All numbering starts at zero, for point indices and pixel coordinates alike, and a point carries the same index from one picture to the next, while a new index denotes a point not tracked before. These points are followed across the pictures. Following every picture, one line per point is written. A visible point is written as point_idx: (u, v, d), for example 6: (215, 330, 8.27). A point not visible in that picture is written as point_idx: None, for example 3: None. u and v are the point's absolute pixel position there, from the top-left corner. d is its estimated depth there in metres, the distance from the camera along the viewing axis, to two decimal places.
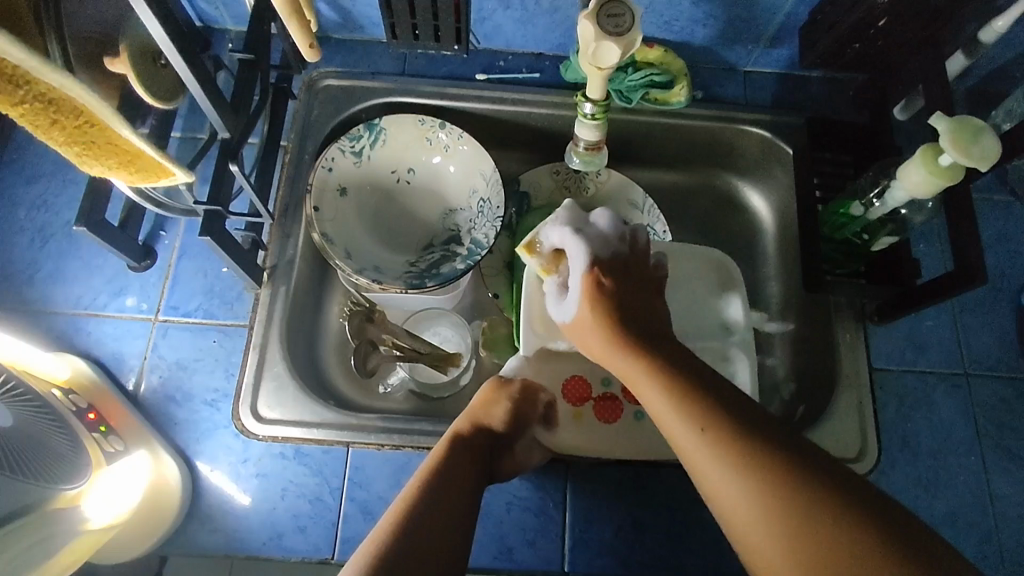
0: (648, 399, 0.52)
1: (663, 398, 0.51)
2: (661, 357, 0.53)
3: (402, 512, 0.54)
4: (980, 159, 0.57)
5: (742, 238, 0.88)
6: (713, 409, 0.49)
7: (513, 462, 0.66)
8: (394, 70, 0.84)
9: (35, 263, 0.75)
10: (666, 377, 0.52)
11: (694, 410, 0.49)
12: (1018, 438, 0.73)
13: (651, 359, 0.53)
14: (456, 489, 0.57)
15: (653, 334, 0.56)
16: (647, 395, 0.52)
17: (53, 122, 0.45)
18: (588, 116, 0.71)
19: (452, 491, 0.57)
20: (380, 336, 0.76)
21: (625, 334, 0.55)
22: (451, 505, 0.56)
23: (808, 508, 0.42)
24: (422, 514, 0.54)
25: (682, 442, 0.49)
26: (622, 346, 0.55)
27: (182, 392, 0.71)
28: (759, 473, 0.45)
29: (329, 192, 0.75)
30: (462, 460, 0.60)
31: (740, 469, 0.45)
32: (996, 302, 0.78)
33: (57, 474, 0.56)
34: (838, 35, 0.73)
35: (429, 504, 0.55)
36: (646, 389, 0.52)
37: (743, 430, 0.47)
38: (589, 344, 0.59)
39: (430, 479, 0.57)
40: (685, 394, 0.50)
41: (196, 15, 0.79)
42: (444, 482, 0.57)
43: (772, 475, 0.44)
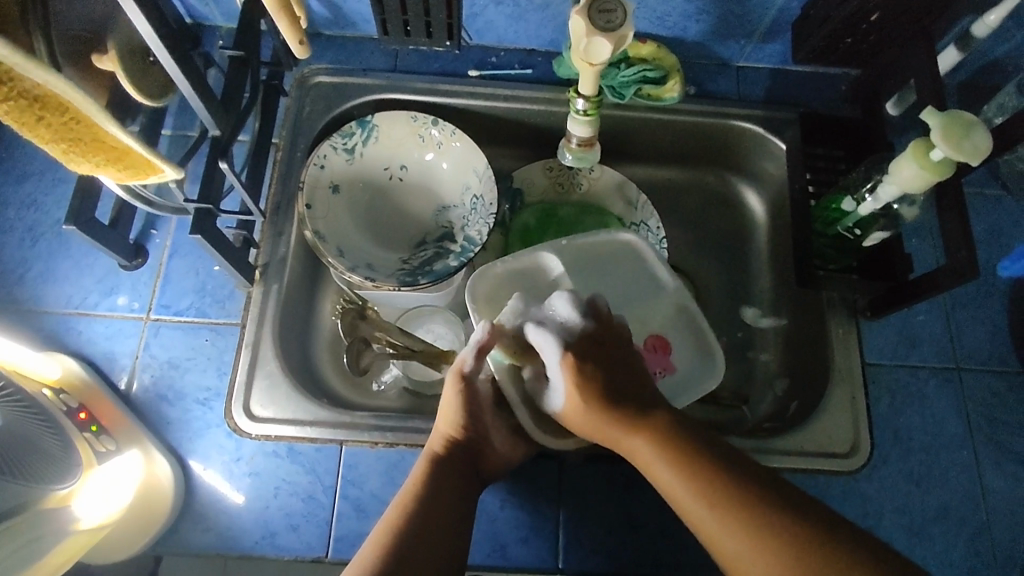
0: (643, 455, 0.54)
1: (660, 457, 0.53)
2: (653, 430, 0.54)
3: (392, 534, 0.53)
4: (971, 154, 0.57)
5: (735, 233, 0.88)
6: (714, 465, 0.51)
7: (498, 456, 0.64)
8: (386, 66, 0.83)
9: (25, 262, 0.74)
10: (664, 436, 0.53)
11: (693, 469, 0.51)
12: (1010, 431, 0.73)
13: (643, 421, 0.54)
14: (442, 499, 0.57)
15: (641, 391, 0.57)
16: (643, 453, 0.54)
17: (39, 119, 0.45)
18: (580, 113, 0.71)
19: (433, 516, 0.55)
20: (373, 334, 0.76)
21: (616, 407, 0.55)
22: (431, 532, 0.54)
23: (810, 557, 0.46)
24: (402, 547, 0.52)
25: (684, 498, 0.51)
26: (611, 416, 0.55)
27: (174, 391, 0.71)
28: (765, 527, 0.48)
29: (321, 190, 0.75)
30: (445, 469, 0.59)
31: (748, 523, 0.48)
32: (988, 296, 0.78)
33: (46, 474, 0.57)
34: (830, 29, 0.73)
35: (413, 533, 0.53)
36: (641, 446, 0.54)
37: (744, 487, 0.50)
38: (583, 430, 0.59)
39: (409, 506, 0.55)
40: (684, 454, 0.52)
41: (187, 11, 0.79)
42: (431, 496, 0.56)
43: (777, 524, 0.48)
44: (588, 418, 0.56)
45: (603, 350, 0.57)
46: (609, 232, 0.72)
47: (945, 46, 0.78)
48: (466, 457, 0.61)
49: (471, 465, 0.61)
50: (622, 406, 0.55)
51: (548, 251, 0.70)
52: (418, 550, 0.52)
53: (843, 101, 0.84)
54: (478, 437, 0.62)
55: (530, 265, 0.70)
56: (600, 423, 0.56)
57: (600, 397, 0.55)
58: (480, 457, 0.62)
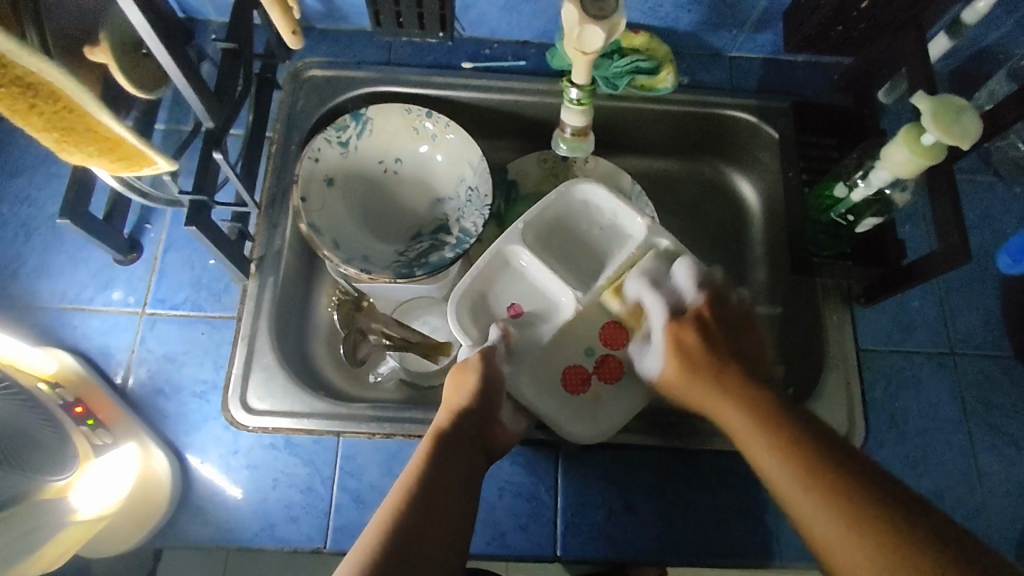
0: (728, 418, 0.57)
1: (742, 416, 0.56)
2: (741, 393, 0.57)
3: (398, 507, 0.53)
4: (962, 137, 0.57)
5: (730, 223, 0.88)
6: (789, 425, 0.53)
7: (506, 434, 0.65)
8: (379, 59, 0.83)
9: (19, 258, 0.74)
10: (748, 397, 0.57)
11: (767, 425, 0.54)
12: (1004, 414, 0.74)
13: (733, 386, 0.58)
14: (449, 475, 0.57)
15: (734, 362, 0.61)
16: (731, 415, 0.57)
17: (31, 107, 0.45)
18: (573, 102, 0.72)
19: (441, 485, 0.56)
20: (370, 325, 0.75)
21: (707, 367, 0.60)
22: (440, 500, 0.55)
23: (871, 509, 0.46)
24: (415, 512, 0.53)
25: (757, 452, 0.53)
26: (705, 377, 0.60)
27: (171, 384, 0.71)
28: (832, 480, 0.48)
29: (316, 183, 0.75)
30: (454, 444, 0.59)
31: (808, 467, 0.49)
32: (982, 280, 0.79)
33: (42, 464, 0.57)
34: (822, 17, 0.74)
35: (421, 502, 0.54)
36: (728, 408, 0.57)
37: (832, 449, 0.50)
38: (679, 398, 0.64)
39: (419, 476, 0.56)
40: (765, 414, 0.54)
41: (179, 6, 0.78)
42: (438, 465, 0.57)
43: (847, 488, 0.47)
44: (684, 381, 0.62)
45: (705, 326, 0.63)
46: (558, 192, 0.72)
47: (935, 34, 0.78)
48: (476, 433, 0.61)
49: (480, 443, 0.61)
50: (714, 370, 0.60)
51: (512, 242, 0.70)
52: (423, 525, 0.52)
53: (836, 89, 0.84)
54: (488, 411, 0.62)
55: (499, 261, 0.71)
56: (694, 385, 0.61)
57: (694, 363, 0.61)
58: (489, 435, 0.63)
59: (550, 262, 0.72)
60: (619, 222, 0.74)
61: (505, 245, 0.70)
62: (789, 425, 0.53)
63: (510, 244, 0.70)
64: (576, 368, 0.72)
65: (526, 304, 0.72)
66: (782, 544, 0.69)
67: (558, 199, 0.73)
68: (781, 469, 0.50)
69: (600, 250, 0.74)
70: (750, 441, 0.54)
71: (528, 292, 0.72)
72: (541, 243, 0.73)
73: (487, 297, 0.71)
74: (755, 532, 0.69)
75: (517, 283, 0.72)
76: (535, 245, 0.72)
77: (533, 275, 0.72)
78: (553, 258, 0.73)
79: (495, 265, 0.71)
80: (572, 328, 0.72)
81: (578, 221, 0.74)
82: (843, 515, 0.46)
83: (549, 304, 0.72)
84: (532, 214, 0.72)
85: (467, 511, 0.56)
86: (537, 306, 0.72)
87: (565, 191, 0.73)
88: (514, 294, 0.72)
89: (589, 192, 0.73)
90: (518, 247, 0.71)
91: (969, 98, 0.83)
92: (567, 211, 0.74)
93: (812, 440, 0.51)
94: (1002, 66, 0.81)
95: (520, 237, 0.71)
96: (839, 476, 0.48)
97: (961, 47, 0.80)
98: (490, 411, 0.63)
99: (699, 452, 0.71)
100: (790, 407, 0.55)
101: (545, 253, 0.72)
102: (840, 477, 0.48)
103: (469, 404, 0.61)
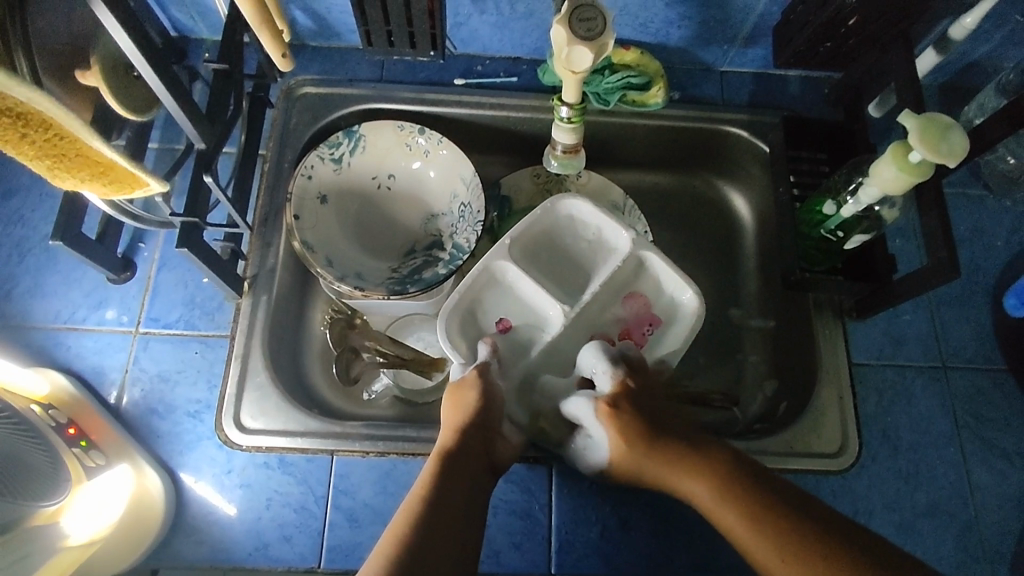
0: (713, 508, 0.55)
1: (724, 503, 0.55)
2: (701, 462, 0.57)
3: (405, 527, 0.53)
4: (947, 155, 0.58)
5: (722, 236, 0.88)
6: (781, 512, 0.53)
7: (509, 445, 0.64)
8: (372, 76, 0.84)
9: (12, 278, 0.74)
10: (719, 477, 0.56)
11: (752, 509, 0.54)
12: (997, 428, 0.74)
13: (696, 459, 0.57)
14: (455, 492, 0.57)
15: (687, 435, 0.60)
16: (702, 495, 0.56)
17: (22, 136, 0.45)
18: (564, 120, 0.72)
19: (447, 505, 0.55)
20: (363, 343, 0.78)
21: (663, 444, 0.58)
22: (446, 522, 0.55)
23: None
24: (421, 533, 0.53)
25: (754, 545, 0.52)
26: (663, 453, 0.58)
27: (164, 404, 0.71)
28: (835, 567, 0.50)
29: (309, 201, 0.75)
30: (459, 459, 0.59)
31: (811, 558, 0.50)
32: (973, 295, 0.79)
33: (37, 491, 0.58)
34: (811, 33, 0.74)
35: (427, 524, 0.54)
36: (698, 488, 0.56)
37: (803, 525, 0.52)
38: (635, 476, 0.61)
39: (424, 498, 0.55)
40: (748, 498, 0.54)
41: (172, 25, 0.79)
42: (443, 487, 0.57)
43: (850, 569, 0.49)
44: (637, 458, 0.59)
45: (638, 399, 0.61)
46: (543, 208, 0.72)
47: (924, 49, 0.79)
48: (481, 446, 0.61)
49: (485, 457, 0.61)
50: (675, 445, 0.58)
51: (501, 256, 0.70)
52: (429, 544, 0.53)
53: (826, 104, 0.85)
54: (491, 424, 0.62)
55: (486, 277, 0.71)
56: (654, 462, 0.59)
57: (651, 442, 0.59)
58: (493, 448, 0.63)
59: (538, 278, 0.71)
60: (603, 236, 0.73)
61: (492, 262, 0.70)
62: (778, 511, 0.53)
63: (498, 260, 0.70)
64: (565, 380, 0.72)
65: (514, 318, 0.72)
66: None
67: (544, 215, 0.73)
68: (783, 568, 0.51)
69: (587, 264, 0.74)
70: (740, 528, 0.54)
71: (518, 305, 0.72)
72: (529, 257, 0.73)
73: (477, 311, 0.71)
74: None
75: (505, 297, 0.72)
76: (522, 260, 0.72)
77: (520, 289, 0.72)
78: (540, 272, 0.73)
79: (482, 281, 0.71)
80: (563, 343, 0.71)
81: (564, 235, 0.74)
82: None
83: (539, 315, 0.72)
84: (518, 230, 0.71)
85: (473, 531, 0.56)
86: (526, 322, 0.72)
87: (552, 207, 0.72)
88: (502, 309, 0.72)
89: (572, 207, 0.73)
90: (505, 263, 0.70)
91: (958, 113, 0.84)
92: (551, 226, 0.74)
93: (804, 520, 0.53)
94: (991, 79, 0.81)
95: (507, 252, 0.71)
96: (832, 561, 0.50)
97: (949, 62, 0.81)
98: (493, 424, 0.62)
99: None
100: (773, 485, 0.56)
101: (533, 268, 0.72)
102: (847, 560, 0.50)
103: (473, 420, 0.61)
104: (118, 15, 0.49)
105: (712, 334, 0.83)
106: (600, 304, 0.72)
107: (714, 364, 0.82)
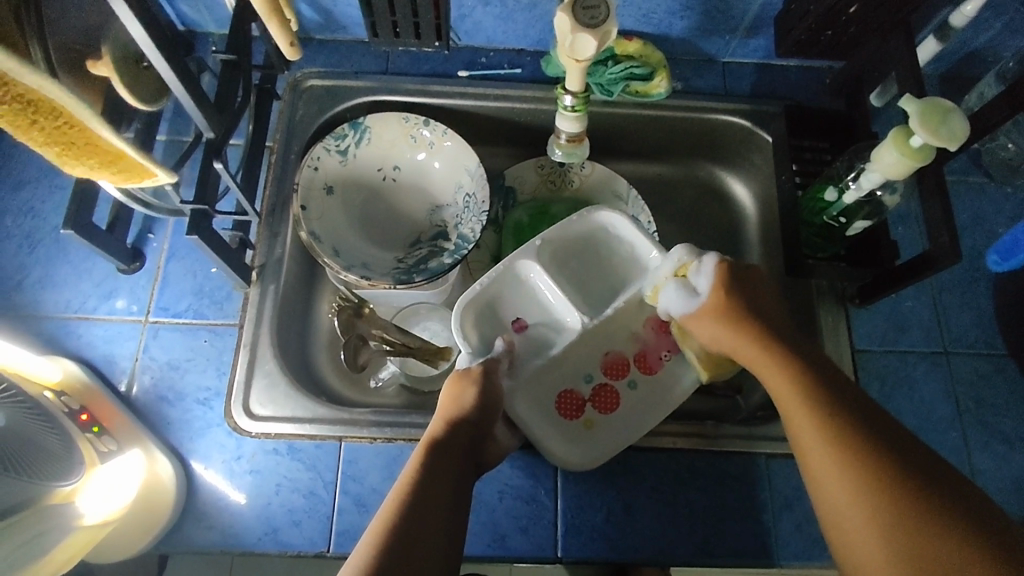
0: (777, 386, 0.58)
1: (788, 383, 0.57)
2: (771, 333, 0.61)
3: (394, 513, 0.54)
4: (949, 139, 0.58)
5: (725, 226, 0.89)
6: (824, 384, 0.56)
7: (495, 446, 0.66)
8: (377, 68, 0.85)
9: (23, 268, 0.75)
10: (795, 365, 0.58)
11: (798, 373, 0.57)
12: (999, 413, 0.75)
13: (767, 331, 0.61)
14: (444, 485, 0.58)
15: (771, 317, 0.63)
16: (773, 377, 0.58)
17: (33, 123, 0.46)
18: (568, 108, 0.73)
19: (434, 497, 0.56)
20: (370, 332, 0.77)
21: (739, 312, 0.62)
22: (434, 512, 0.55)
23: (899, 490, 0.49)
24: (409, 521, 0.53)
25: (800, 418, 0.55)
26: (737, 319, 0.62)
27: (174, 391, 0.72)
28: (853, 436, 0.52)
29: (316, 191, 0.76)
30: (446, 452, 0.60)
31: (835, 427, 0.53)
32: (974, 281, 0.79)
33: (53, 471, 0.58)
34: (812, 22, 0.74)
35: (414, 510, 0.54)
36: (752, 349, 0.61)
37: (834, 394, 0.55)
38: (710, 338, 0.65)
39: (412, 486, 0.56)
40: (815, 385, 0.56)
41: (179, 19, 0.80)
42: (430, 478, 0.57)
43: (876, 451, 0.51)
44: (728, 331, 0.63)
45: (746, 287, 0.64)
46: (580, 215, 0.73)
47: (924, 38, 0.79)
48: (469, 445, 0.62)
49: (472, 453, 0.62)
50: (753, 318, 0.62)
51: (525, 255, 0.71)
52: (416, 531, 0.53)
53: (827, 93, 0.85)
54: (484, 423, 0.63)
55: (511, 274, 0.72)
56: (746, 341, 0.62)
57: (748, 326, 0.62)
58: (481, 448, 0.64)
59: (562, 283, 0.72)
60: (635, 256, 0.74)
61: (518, 260, 0.71)
62: (831, 393, 0.55)
63: (523, 258, 0.71)
64: (571, 392, 0.72)
65: (531, 320, 0.72)
66: (783, 544, 0.69)
67: (578, 225, 0.73)
68: (804, 418, 0.54)
69: (615, 280, 0.74)
70: (781, 385, 0.58)
71: (536, 311, 0.73)
72: (556, 262, 0.73)
73: (496, 307, 0.72)
74: (753, 531, 0.70)
75: (526, 299, 0.73)
76: (549, 264, 0.73)
77: (543, 293, 0.73)
78: (567, 280, 0.73)
79: (507, 278, 0.72)
80: (572, 353, 0.72)
81: (596, 251, 0.75)
82: (850, 460, 0.51)
83: (555, 322, 0.73)
84: (551, 232, 0.73)
85: (462, 522, 0.57)
86: (540, 333, 0.72)
87: (588, 217, 0.73)
88: (521, 309, 0.72)
89: (606, 223, 0.74)
90: (531, 263, 0.71)
91: (959, 101, 0.84)
92: (586, 235, 0.74)
93: (861, 420, 0.53)
94: (992, 68, 0.82)
95: (535, 253, 0.72)
96: (849, 424, 0.53)
97: (950, 51, 0.81)
98: (485, 424, 0.63)
99: (695, 452, 0.72)
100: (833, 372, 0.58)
101: (559, 275, 0.73)
102: (882, 458, 0.50)
103: (465, 415, 0.62)
104: (129, 2, 0.50)
105: None
106: (616, 324, 0.73)
107: None
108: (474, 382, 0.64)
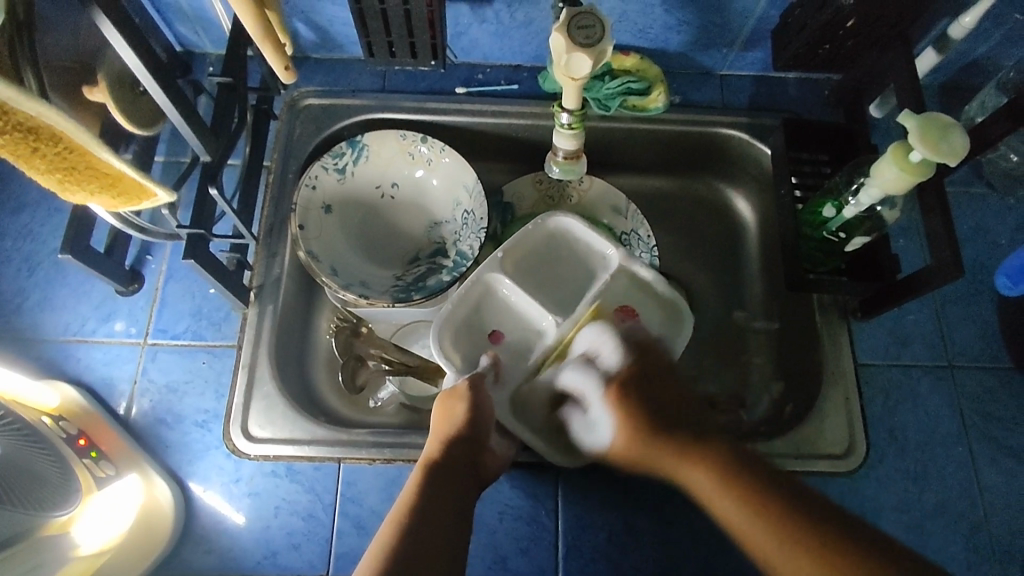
0: (733, 517, 0.52)
1: (747, 513, 0.52)
2: (700, 446, 0.56)
3: (392, 537, 0.54)
4: (948, 154, 0.58)
5: (725, 239, 0.88)
6: (778, 497, 0.52)
7: (497, 457, 0.64)
8: (374, 87, 0.85)
9: (22, 291, 0.75)
10: (719, 466, 0.54)
11: (753, 499, 0.52)
12: (1004, 427, 0.74)
13: (692, 446, 0.56)
14: (443, 505, 0.57)
15: (689, 423, 0.58)
16: (700, 480, 0.55)
17: (35, 151, 0.46)
18: (565, 127, 0.72)
19: (433, 518, 0.56)
20: (368, 351, 0.76)
21: (662, 431, 0.57)
22: (436, 535, 0.55)
23: (853, 573, 0.47)
24: (409, 545, 0.53)
25: (772, 552, 0.50)
26: (661, 438, 0.57)
27: (173, 414, 0.71)
28: (837, 557, 0.48)
29: (313, 211, 0.76)
30: (444, 471, 0.59)
31: (809, 554, 0.49)
32: (978, 294, 0.79)
33: (48, 501, 0.59)
34: (809, 36, 0.74)
35: (416, 535, 0.54)
36: (695, 473, 0.55)
37: (799, 510, 0.51)
38: (637, 462, 0.59)
39: (410, 509, 0.56)
40: (771, 508, 0.51)
41: (177, 40, 0.80)
42: (429, 498, 0.56)
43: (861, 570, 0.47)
44: (650, 450, 0.58)
45: (649, 394, 0.60)
46: (536, 223, 0.73)
47: (923, 49, 0.79)
48: (469, 461, 0.61)
49: (473, 469, 0.61)
50: (673, 431, 0.57)
51: (491, 268, 0.71)
52: (418, 555, 0.53)
53: (827, 105, 0.85)
54: (479, 437, 0.62)
55: (478, 288, 0.71)
56: (660, 451, 0.57)
57: (674, 443, 0.57)
58: (480, 461, 0.62)
59: (530, 289, 0.71)
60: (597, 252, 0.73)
61: (485, 273, 0.71)
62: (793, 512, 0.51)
63: (489, 272, 0.71)
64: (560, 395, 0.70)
65: (508, 330, 0.71)
66: None
67: (535, 233, 0.73)
68: (776, 549, 0.50)
69: (582, 280, 0.73)
70: (732, 507, 0.53)
71: (511, 320, 0.72)
72: (523, 272, 0.72)
73: (470, 323, 0.71)
74: None
75: (497, 311, 0.72)
76: (514, 274, 0.72)
77: (512, 301, 0.72)
78: (535, 288, 0.72)
79: (475, 294, 0.71)
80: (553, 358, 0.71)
81: (559, 253, 0.74)
82: None
83: (532, 330, 0.72)
84: (512, 243, 0.72)
85: (463, 543, 0.56)
86: (520, 340, 0.71)
87: (543, 224, 0.73)
88: (497, 322, 0.72)
89: (565, 225, 0.74)
90: (496, 275, 0.71)
91: (959, 111, 0.84)
92: (546, 243, 0.74)
93: (797, 504, 0.51)
94: (992, 77, 0.81)
95: (500, 265, 0.71)
96: (830, 549, 0.48)
97: (948, 62, 0.81)
98: (482, 438, 0.62)
99: None
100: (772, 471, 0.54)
101: (525, 284, 0.72)
102: (820, 532, 0.49)
103: (460, 432, 0.61)
104: (121, 29, 0.50)
105: (714, 337, 0.83)
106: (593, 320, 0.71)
107: (718, 364, 0.82)
108: (463, 398, 0.62)
